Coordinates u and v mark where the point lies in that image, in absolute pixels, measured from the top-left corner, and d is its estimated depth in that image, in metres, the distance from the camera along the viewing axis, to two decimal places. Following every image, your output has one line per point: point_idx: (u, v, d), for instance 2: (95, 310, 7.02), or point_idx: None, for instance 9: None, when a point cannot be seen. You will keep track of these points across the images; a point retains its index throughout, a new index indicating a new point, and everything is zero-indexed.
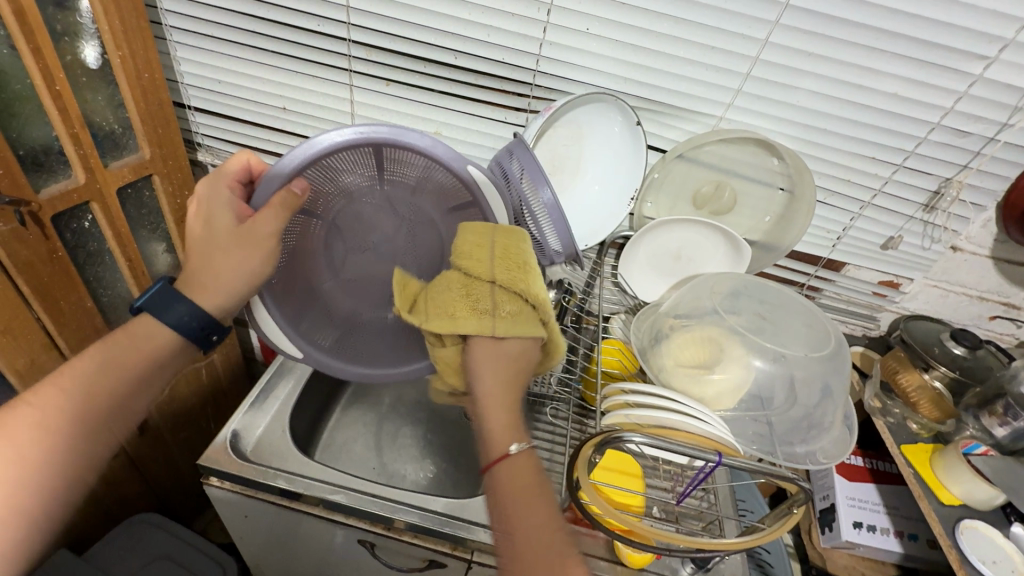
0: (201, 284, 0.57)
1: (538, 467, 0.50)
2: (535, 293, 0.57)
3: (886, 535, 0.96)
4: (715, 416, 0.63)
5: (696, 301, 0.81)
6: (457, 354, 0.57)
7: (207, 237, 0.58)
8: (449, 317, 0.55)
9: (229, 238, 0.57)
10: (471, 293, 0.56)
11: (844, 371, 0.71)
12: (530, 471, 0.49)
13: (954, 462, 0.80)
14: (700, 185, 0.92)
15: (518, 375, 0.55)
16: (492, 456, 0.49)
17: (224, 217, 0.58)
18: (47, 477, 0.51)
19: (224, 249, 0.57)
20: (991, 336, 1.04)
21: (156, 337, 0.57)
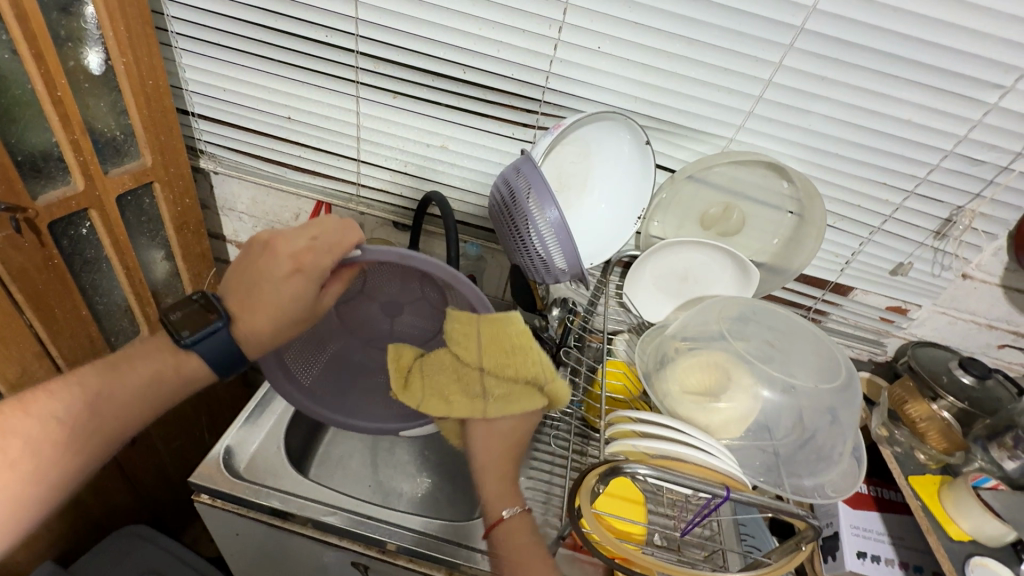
0: (247, 329, 0.63)
1: (530, 524, 0.64)
2: (526, 372, 0.63)
3: (891, 567, 0.94)
4: (723, 449, 0.61)
5: (702, 325, 0.80)
6: (458, 425, 0.69)
7: (269, 272, 0.62)
8: (444, 400, 0.67)
9: (279, 282, 0.61)
10: (462, 377, 0.66)
11: (855, 403, 0.69)
12: (522, 531, 0.63)
13: (963, 495, 0.78)
14: (708, 207, 0.91)
15: (516, 443, 0.67)
16: (490, 520, 0.64)
17: (284, 276, 0.61)
18: (60, 472, 0.55)
19: (272, 290, 0.61)
20: (1000, 364, 1.02)
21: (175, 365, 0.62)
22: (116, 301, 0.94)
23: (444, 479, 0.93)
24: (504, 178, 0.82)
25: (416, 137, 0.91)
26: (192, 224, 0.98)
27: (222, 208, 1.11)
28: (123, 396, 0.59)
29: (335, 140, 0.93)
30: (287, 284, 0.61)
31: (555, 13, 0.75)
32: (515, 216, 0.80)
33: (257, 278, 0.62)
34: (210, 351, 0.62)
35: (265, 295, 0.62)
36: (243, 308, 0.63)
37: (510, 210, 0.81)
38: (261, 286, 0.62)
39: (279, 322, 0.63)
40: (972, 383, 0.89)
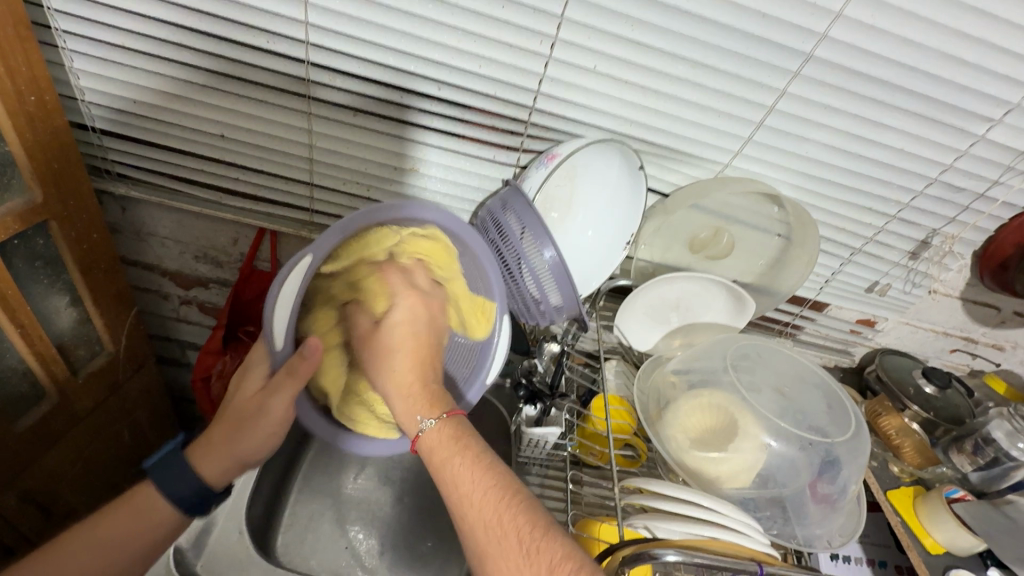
0: (207, 455, 0.55)
1: (463, 430, 0.51)
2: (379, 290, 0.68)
3: (860, 565, 0.95)
4: (750, 522, 0.60)
5: (705, 362, 0.77)
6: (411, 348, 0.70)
7: (233, 404, 0.57)
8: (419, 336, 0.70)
9: (258, 412, 0.55)
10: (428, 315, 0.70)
11: (863, 453, 0.69)
12: (452, 443, 0.50)
13: (939, 510, 0.82)
14: (698, 231, 0.87)
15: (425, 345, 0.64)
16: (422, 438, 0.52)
17: (271, 402, 0.55)
18: None
19: (252, 425, 0.55)
20: (949, 366, 1.09)
21: (157, 509, 0.54)
22: (10, 365, 0.77)
23: (428, 534, 0.83)
24: (490, 211, 0.73)
25: (381, 159, 0.80)
26: (103, 261, 0.82)
27: (138, 234, 0.93)
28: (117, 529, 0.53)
29: (285, 161, 0.81)
30: (257, 413, 0.55)
31: (547, 28, 0.66)
32: (504, 254, 0.72)
33: (229, 419, 0.56)
34: (172, 489, 0.54)
35: (227, 431, 0.56)
36: (203, 445, 0.56)
37: (498, 246, 0.72)
38: (242, 421, 0.55)
39: (255, 453, 0.56)
40: (934, 393, 0.93)
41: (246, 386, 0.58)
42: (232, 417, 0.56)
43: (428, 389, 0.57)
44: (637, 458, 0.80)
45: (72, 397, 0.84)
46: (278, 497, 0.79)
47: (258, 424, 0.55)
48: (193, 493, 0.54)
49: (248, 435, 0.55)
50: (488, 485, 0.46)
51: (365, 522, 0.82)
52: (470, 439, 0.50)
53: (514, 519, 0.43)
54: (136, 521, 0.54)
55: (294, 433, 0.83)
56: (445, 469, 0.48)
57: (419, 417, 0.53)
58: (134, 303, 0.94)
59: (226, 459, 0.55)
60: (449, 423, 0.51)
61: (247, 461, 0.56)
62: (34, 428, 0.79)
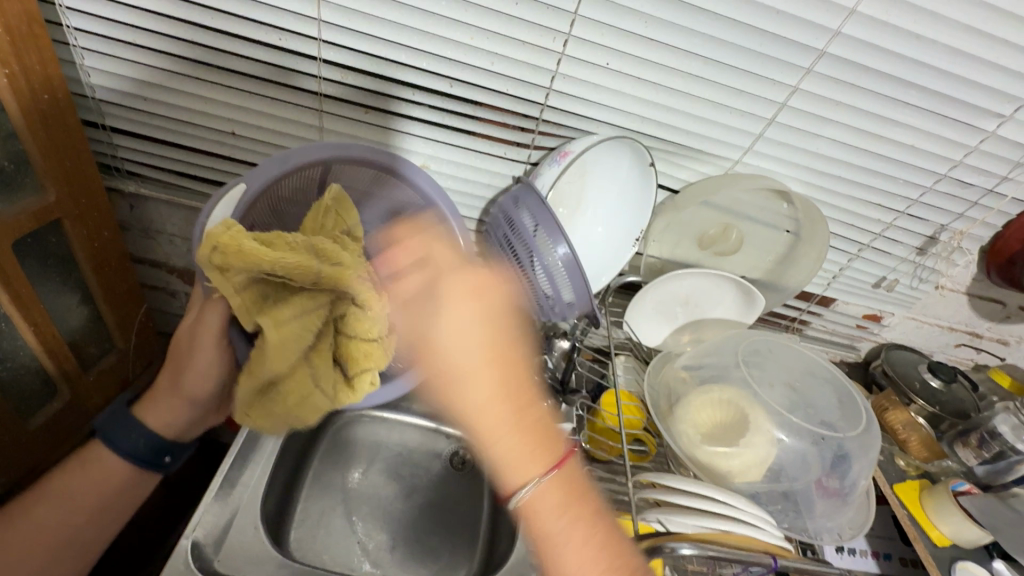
0: (150, 400, 0.57)
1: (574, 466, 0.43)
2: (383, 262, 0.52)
3: (865, 557, 0.97)
4: (765, 516, 0.61)
5: (716, 358, 0.77)
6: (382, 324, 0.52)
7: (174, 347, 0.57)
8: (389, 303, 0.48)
9: (190, 343, 0.55)
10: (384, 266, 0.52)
11: (875, 447, 0.70)
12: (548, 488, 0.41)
13: (946, 502, 0.82)
14: (708, 227, 0.87)
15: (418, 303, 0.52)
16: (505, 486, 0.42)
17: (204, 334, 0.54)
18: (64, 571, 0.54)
19: (187, 360, 0.55)
20: (953, 360, 1.09)
21: (112, 464, 0.56)
22: (23, 362, 0.77)
23: (439, 529, 0.83)
24: (502, 207, 0.74)
25: None
26: (113, 259, 0.82)
27: (147, 231, 0.92)
28: (78, 489, 0.55)
29: None
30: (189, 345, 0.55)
31: (560, 25, 0.66)
32: (517, 252, 0.72)
33: (176, 359, 0.57)
34: (120, 442, 0.56)
35: (175, 372, 0.56)
36: (149, 398, 0.57)
37: (511, 243, 0.73)
38: (180, 363, 0.56)
39: (201, 396, 0.57)
40: (940, 387, 0.94)
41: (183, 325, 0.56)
42: (177, 355, 0.56)
43: (524, 422, 0.41)
44: (646, 453, 0.80)
45: (84, 394, 0.84)
46: (291, 493, 0.80)
47: (196, 363, 0.55)
48: (148, 446, 0.57)
49: (184, 373, 0.55)
50: (584, 545, 0.41)
51: (377, 518, 0.83)
52: (579, 489, 0.43)
53: (579, 519, 0.42)
54: (93, 481, 0.56)
55: (305, 431, 0.83)
56: (536, 513, 0.42)
57: (528, 467, 0.41)
58: (143, 301, 0.94)
59: (173, 403, 0.57)
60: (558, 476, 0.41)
61: (194, 395, 0.56)
62: (46, 425, 0.79)
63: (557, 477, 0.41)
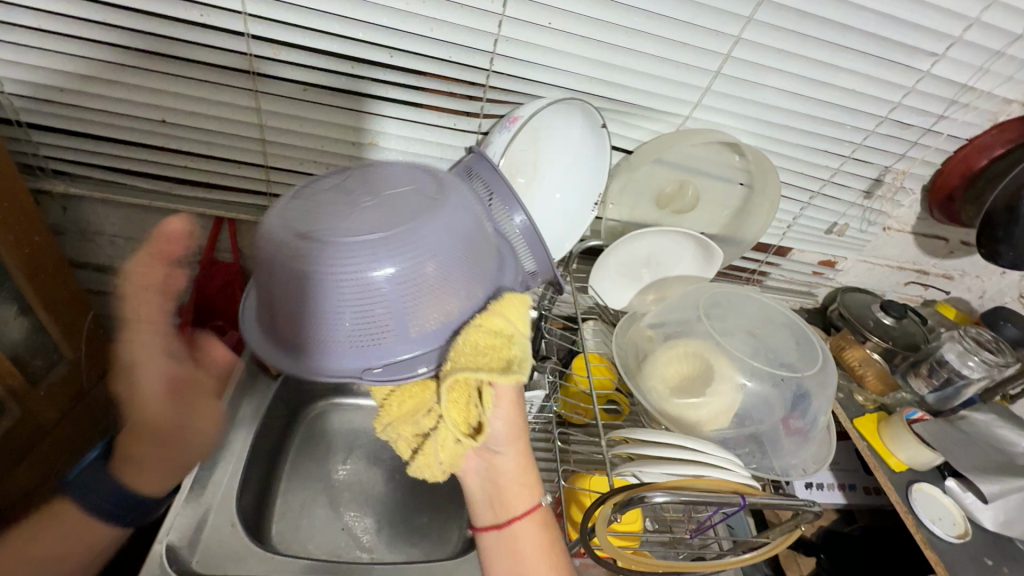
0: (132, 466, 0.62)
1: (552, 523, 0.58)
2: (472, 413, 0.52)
3: (832, 490, 1.04)
4: (731, 458, 0.63)
5: (679, 314, 0.79)
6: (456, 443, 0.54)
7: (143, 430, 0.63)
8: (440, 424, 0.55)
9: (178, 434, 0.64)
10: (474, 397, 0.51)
11: (831, 382, 0.73)
12: (546, 523, 0.57)
13: (901, 431, 0.87)
14: (664, 185, 0.88)
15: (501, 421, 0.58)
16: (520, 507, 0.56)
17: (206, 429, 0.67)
18: None
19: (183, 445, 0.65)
20: (904, 298, 1.14)
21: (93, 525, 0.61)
22: None
23: (424, 507, 0.84)
24: None
25: (340, 136, 0.77)
26: (49, 266, 0.78)
27: (86, 233, 0.87)
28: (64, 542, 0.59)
29: (235, 144, 0.77)
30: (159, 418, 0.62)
31: None
32: None
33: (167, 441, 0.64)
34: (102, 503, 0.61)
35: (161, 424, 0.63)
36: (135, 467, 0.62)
37: None
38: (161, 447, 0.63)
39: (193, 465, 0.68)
40: (892, 324, 0.99)
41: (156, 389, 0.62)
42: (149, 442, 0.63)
43: (528, 478, 0.58)
44: (620, 412, 0.83)
45: (36, 409, 0.80)
46: (268, 488, 0.79)
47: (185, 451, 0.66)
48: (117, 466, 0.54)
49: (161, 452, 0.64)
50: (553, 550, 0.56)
51: (361, 503, 0.82)
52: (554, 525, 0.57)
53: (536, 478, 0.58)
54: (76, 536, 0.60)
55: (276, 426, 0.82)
56: (522, 543, 0.55)
57: (525, 494, 0.57)
58: (90, 307, 0.90)
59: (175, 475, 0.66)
60: (542, 510, 0.57)
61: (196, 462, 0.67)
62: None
63: (537, 512, 0.57)
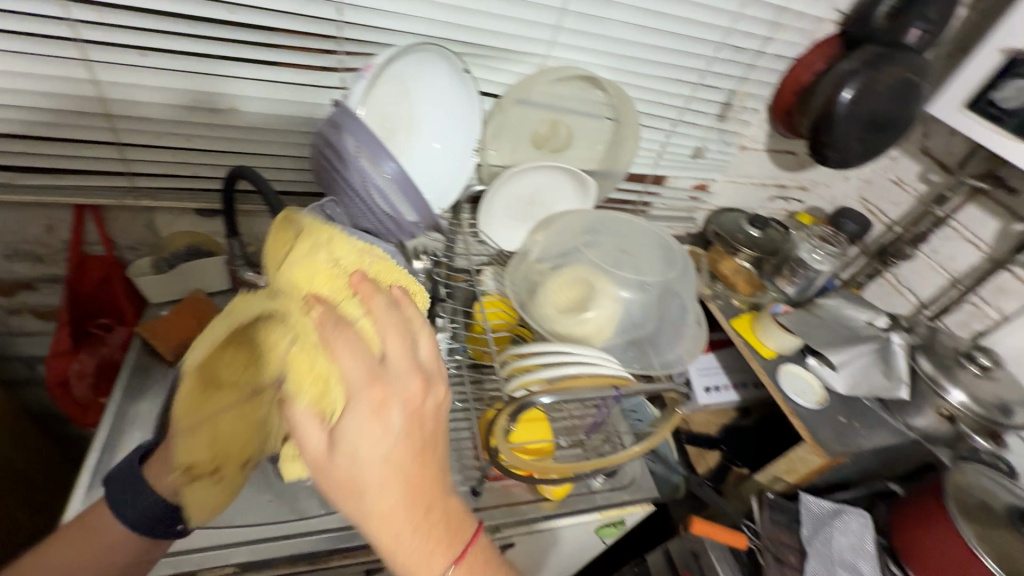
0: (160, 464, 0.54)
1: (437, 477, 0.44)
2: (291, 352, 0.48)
3: (726, 389, 1.19)
4: (608, 357, 0.69)
5: (561, 244, 0.85)
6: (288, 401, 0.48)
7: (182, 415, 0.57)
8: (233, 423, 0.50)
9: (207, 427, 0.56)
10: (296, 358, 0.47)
11: (692, 281, 0.83)
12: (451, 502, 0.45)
13: (771, 325, 0.99)
14: (537, 126, 0.92)
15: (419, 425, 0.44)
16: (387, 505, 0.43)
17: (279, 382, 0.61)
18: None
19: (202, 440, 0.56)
20: (771, 212, 1.28)
21: (113, 530, 0.53)
22: None
23: None
24: (324, 133, 0.72)
25: (195, 103, 0.74)
26: None
27: None
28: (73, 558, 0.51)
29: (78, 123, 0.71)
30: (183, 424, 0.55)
31: None
32: (348, 178, 0.71)
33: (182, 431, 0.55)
34: (124, 511, 0.53)
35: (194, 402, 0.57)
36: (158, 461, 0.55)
37: (341, 171, 0.71)
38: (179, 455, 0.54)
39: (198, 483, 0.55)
40: (758, 235, 1.11)
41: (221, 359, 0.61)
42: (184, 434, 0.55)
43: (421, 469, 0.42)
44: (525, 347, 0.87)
45: None
46: None
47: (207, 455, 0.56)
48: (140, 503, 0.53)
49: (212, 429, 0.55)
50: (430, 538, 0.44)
51: None
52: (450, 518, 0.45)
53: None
54: (90, 553, 0.52)
55: None
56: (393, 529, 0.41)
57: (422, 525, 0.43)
58: None
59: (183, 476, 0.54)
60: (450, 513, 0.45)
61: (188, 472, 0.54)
62: None
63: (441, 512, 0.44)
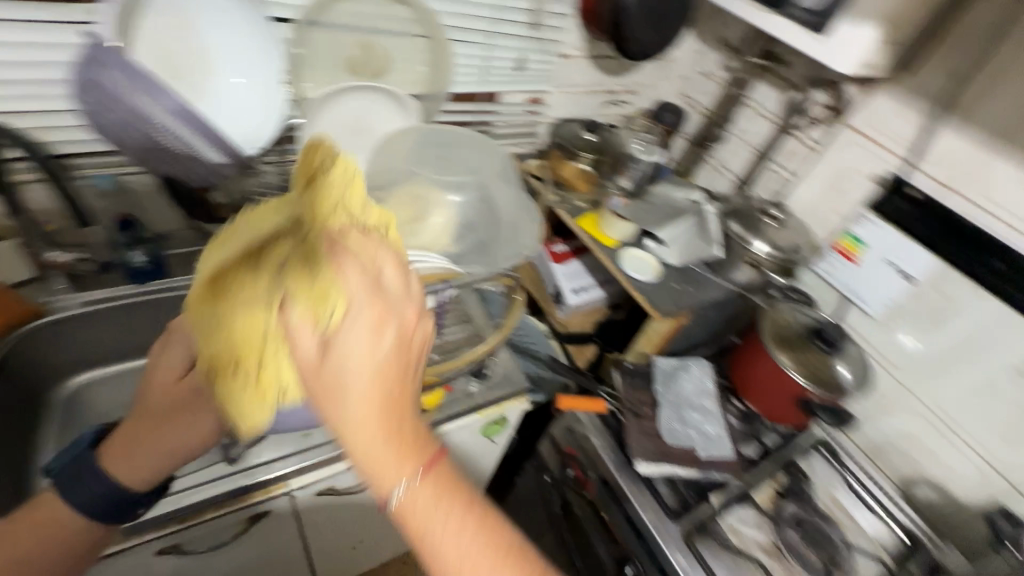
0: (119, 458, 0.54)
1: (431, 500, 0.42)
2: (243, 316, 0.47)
3: (593, 289, 1.29)
4: (432, 253, 0.72)
5: (387, 166, 0.86)
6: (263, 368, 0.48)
7: (155, 403, 0.56)
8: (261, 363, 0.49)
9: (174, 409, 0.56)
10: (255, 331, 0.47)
11: (512, 175, 0.92)
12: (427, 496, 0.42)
13: (612, 219, 1.10)
14: (349, 51, 0.89)
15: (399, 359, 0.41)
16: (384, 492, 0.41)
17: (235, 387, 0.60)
18: None
19: (175, 422, 0.55)
20: (609, 119, 1.36)
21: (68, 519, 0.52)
22: None
23: None
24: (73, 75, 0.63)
25: None
26: None
27: None
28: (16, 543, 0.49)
29: None
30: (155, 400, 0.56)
31: None
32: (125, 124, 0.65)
33: (159, 414, 0.55)
34: (76, 494, 0.52)
35: (171, 387, 0.56)
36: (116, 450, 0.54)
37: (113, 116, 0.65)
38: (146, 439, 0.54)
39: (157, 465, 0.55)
40: (593, 138, 1.17)
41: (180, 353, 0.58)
42: (149, 419, 0.55)
43: (401, 435, 0.41)
44: None
45: None
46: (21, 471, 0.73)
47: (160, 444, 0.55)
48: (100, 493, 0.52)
49: (191, 418, 0.55)
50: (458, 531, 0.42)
51: None
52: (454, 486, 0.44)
53: (454, 511, 0.43)
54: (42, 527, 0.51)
55: None
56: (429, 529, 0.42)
57: (387, 480, 0.41)
58: None
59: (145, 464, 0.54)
60: (432, 480, 0.42)
61: (181, 452, 0.55)
62: None
63: (428, 474, 0.42)
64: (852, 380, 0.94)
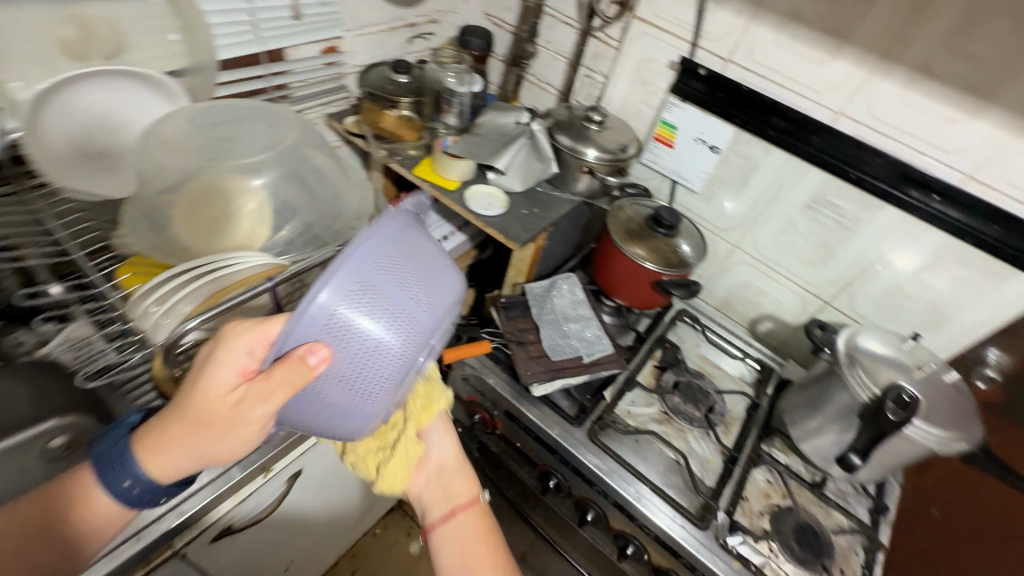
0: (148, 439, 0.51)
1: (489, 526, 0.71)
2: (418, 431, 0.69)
3: (455, 235, 1.26)
4: (248, 252, 0.66)
5: (154, 162, 0.71)
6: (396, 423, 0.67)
7: (198, 409, 0.49)
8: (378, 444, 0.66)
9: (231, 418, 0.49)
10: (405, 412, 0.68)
11: (315, 139, 0.82)
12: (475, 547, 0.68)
13: (443, 159, 1.05)
14: (59, 29, 0.70)
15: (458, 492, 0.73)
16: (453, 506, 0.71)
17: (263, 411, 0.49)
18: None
19: (217, 429, 0.50)
20: (418, 55, 1.27)
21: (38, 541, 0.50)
22: None
23: None
24: None
25: None
26: None
27: None
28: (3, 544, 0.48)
29: None
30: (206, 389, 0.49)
31: None
32: None
33: (197, 421, 0.50)
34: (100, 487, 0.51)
35: (216, 407, 0.49)
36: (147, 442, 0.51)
37: None
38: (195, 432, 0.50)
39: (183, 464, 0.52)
40: (405, 79, 1.07)
41: (231, 356, 0.48)
42: (181, 420, 0.50)
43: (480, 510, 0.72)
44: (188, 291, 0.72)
45: None
46: None
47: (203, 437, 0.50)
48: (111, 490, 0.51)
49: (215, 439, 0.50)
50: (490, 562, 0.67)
51: None
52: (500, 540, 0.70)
53: (481, 542, 0.69)
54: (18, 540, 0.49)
55: None
56: None
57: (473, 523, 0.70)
58: None
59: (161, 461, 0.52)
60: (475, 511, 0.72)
61: (200, 456, 0.51)
62: None
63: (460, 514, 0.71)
64: (692, 250, 1.05)
